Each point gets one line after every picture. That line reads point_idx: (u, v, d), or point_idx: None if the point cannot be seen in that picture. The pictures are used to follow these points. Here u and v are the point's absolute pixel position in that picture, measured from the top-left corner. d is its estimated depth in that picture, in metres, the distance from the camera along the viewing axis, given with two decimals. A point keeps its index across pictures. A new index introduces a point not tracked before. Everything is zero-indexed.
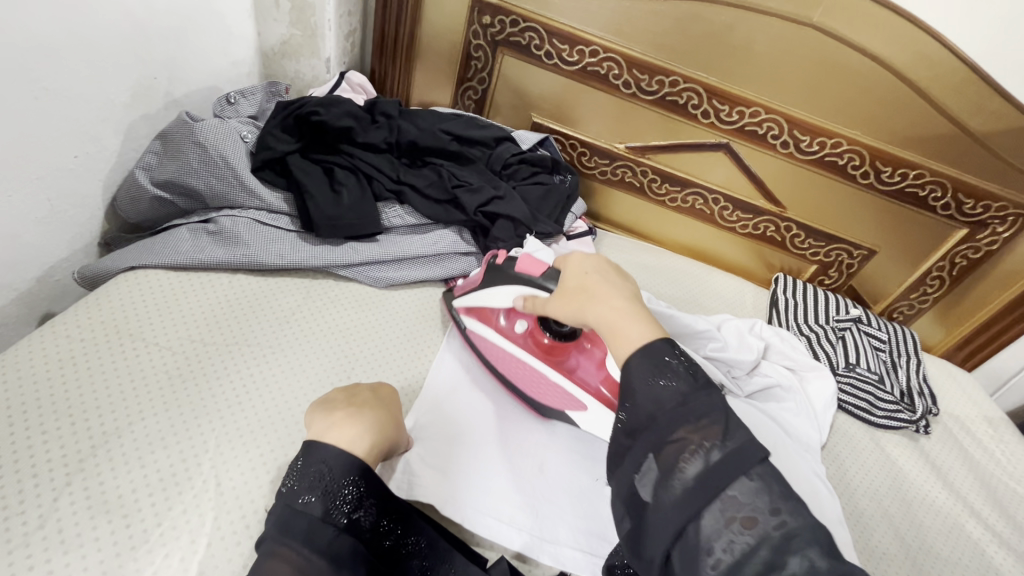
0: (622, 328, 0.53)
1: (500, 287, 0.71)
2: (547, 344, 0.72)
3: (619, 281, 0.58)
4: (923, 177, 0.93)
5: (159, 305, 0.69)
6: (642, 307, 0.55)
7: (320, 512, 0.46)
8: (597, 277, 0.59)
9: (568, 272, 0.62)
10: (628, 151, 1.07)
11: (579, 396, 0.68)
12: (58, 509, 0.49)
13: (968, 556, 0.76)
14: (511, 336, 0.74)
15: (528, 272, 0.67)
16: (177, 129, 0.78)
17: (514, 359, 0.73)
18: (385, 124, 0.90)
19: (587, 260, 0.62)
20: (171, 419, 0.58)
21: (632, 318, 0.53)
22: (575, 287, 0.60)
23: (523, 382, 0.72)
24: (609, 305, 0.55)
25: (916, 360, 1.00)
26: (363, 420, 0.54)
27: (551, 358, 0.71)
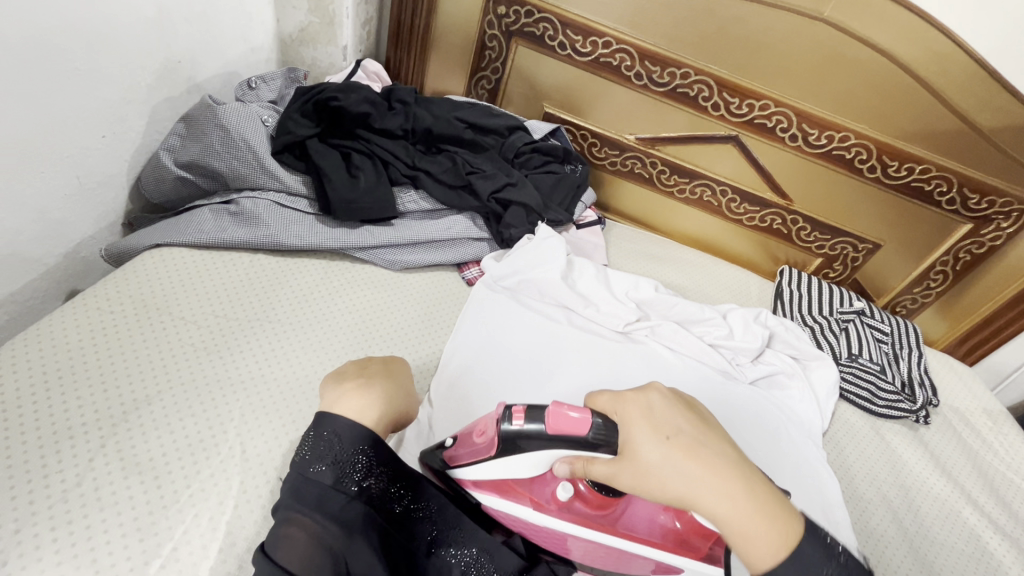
0: (757, 533, 0.42)
1: (530, 455, 0.55)
2: (595, 502, 0.58)
3: (707, 435, 0.48)
4: (929, 171, 0.94)
5: (183, 282, 0.71)
6: (753, 478, 0.45)
7: (332, 480, 0.49)
8: (690, 442, 0.46)
9: (638, 434, 0.48)
10: (638, 142, 1.08)
11: (657, 554, 0.58)
12: (93, 469, 0.51)
13: (964, 540, 0.78)
14: (548, 507, 0.59)
15: (573, 436, 0.51)
16: (200, 112, 0.80)
17: (559, 533, 0.59)
18: (401, 111, 0.92)
19: (655, 415, 0.49)
20: (197, 390, 0.60)
21: (760, 509, 0.43)
22: (664, 467, 0.45)
23: (579, 552, 0.60)
24: (725, 492, 0.44)
25: (918, 352, 1.02)
26: (371, 391, 0.54)
27: (607, 520, 0.58)
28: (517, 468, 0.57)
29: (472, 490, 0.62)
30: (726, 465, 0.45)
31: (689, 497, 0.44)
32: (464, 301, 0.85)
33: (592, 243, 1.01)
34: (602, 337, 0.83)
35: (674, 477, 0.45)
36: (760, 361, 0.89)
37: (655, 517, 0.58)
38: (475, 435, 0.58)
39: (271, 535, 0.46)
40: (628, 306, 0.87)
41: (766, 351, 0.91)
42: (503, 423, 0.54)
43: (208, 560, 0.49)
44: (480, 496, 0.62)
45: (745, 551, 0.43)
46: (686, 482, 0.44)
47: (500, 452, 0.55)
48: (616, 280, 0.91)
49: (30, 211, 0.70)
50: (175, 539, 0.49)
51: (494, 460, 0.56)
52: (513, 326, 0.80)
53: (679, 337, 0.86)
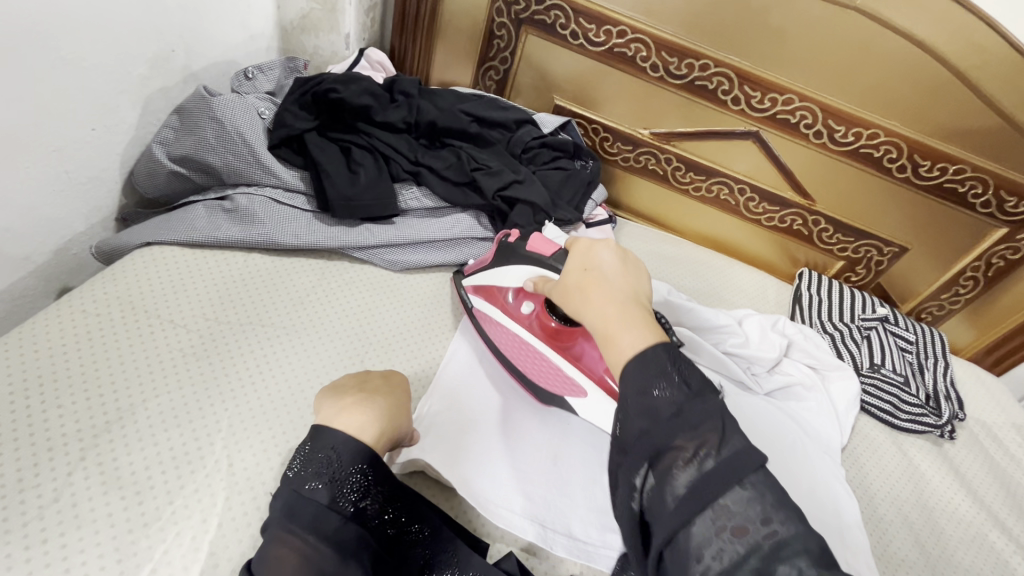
0: (616, 333, 0.48)
1: (513, 265, 0.70)
2: (551, 328, 0.69)
3: (619, 276, 0.53)
4: (964, 172, 0.89)
5: (175, 281, 0.68)
6: (634, 308, 0.50)
7: (326, 499, 0.46)
8: (593, 273, 0.54)
9: (570, 265, 0.57)
10: (652, 137, 1.04)
11: (582, 383, 0.65)
12: (72, 484, 0.49)
13: (990, 567, 0.73)
14: (514, 315, 0.72)
15: (538, 250, 0.67)
16: (195, 103, 0.77)
17: (515, 339, 0.71)
18: (404, 103, 0.88)
19: (590, 253, 0.56)
20: (183, 397, 0.58)
21: (627, 324, 0.48)
22: (572, 287, 0.55)
23: (521, 363, 0.70)
24: (603, 305, 0.50)
25: (944, 363, 0.97)
26: (372, 407, 0.53)
27: (553, 343, 0.69)
28: (503, 276, 0.71)
29: (469, 295, 0.77)
30: (618, 293, 0.51)
31: (579, 311, 0.53)
32: None
33: None
34: None
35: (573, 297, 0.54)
36: (776, 371, 0.85)
37: (592, 364, 0.66)
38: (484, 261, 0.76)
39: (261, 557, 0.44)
40: None
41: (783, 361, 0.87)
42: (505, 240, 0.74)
43: None
44: (472, 300, 0.76)
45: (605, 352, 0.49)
46: (577, 298, 0.53)
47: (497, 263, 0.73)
48: None
49: (16, 205, 0.67)
50: (155, 560, 0.47)
51: (491, 267, 0.74)
52: None
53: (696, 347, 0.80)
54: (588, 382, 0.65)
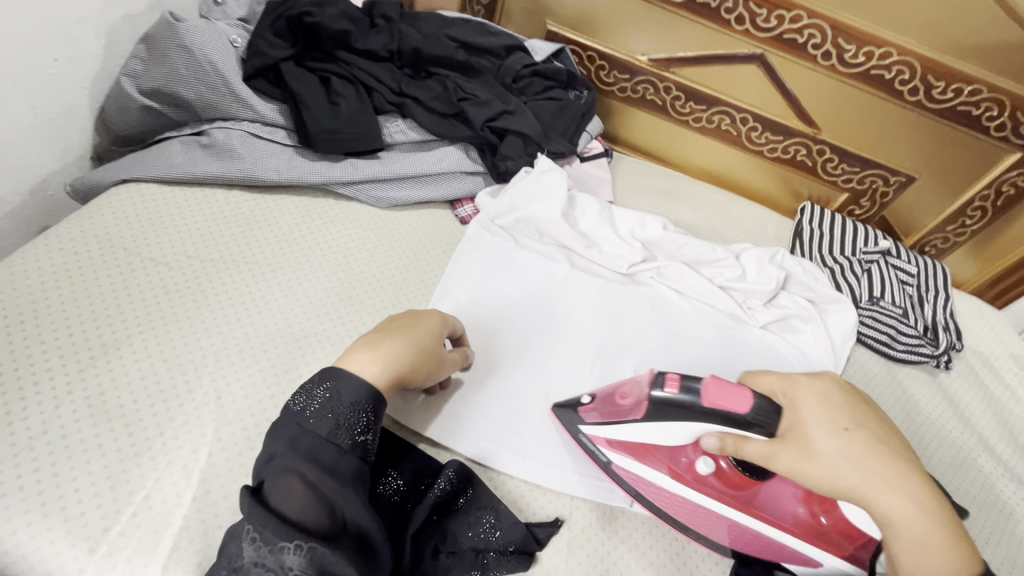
0: (927, 544, 0.45)
1: (676, 424, 0.53)
2: (736, 479, 0.56)
3: (895, 441, 0.51)
4: (980, 93, 0.85)
5: (155, 219, 0.67)
6: (933, 490, 0.48)
7: (327, 432, 0.44)
8: (872, 439, 0.50)
9: (811, 418, 0.50)
10: (650, 64, 0.98)
11: (795, 542, 0.53)
12: (59, 416, 0.49)
13: (977, 489, 0.75)
14: (687, 478, 0.56)
15: (726, 407, 0.50)
16: (161, 30, 0.72)
17: (692, 506, 0.56)
18: (385, 29, 0.83)
19: (827, 406, 0.52)
20: (169, 334, 0.57)
21: (941, 523, 0.46)
22: (840, 458, 0.48)
23: (700, 529, 0.56)
24: (907, 490, 0.47)
25: (945, 295, 0.95)
26: (384, 345, 0.49)
27: (741, 499, 0.55)
28: (657, 437, 0.55)
29: (601, 449, 0.58)
30: (910, 471, 0.48)
31: (866, 490, 0.47)
32: (457, 241, 0.79)
33: (597, 177, 0.93)
34: (605, 279, 0.80)
35: (842, 466, 0.48)
36: (774, 304, 0.84)
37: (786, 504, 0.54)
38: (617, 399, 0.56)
39: (264, 484, 0.43)
40: (634, 246, 0.82)
41: (780, 294, 0.85)
42: (659, 393, 0.52)
43: (181, 508, 0.47)
44: (610, 456, 0.58)
45: (915, 560, 0.45)
46: (859, 474, 0.47)
47: (647, 418, 0.54)
48: (621, 217, 0.85)
49: None
50: (147, 487, 0.48)
51: (642, 424, 0.54)
52: (513, 272, 0.77)
53: (687, 278, 0.81)
54: (805, 544, 0.53)
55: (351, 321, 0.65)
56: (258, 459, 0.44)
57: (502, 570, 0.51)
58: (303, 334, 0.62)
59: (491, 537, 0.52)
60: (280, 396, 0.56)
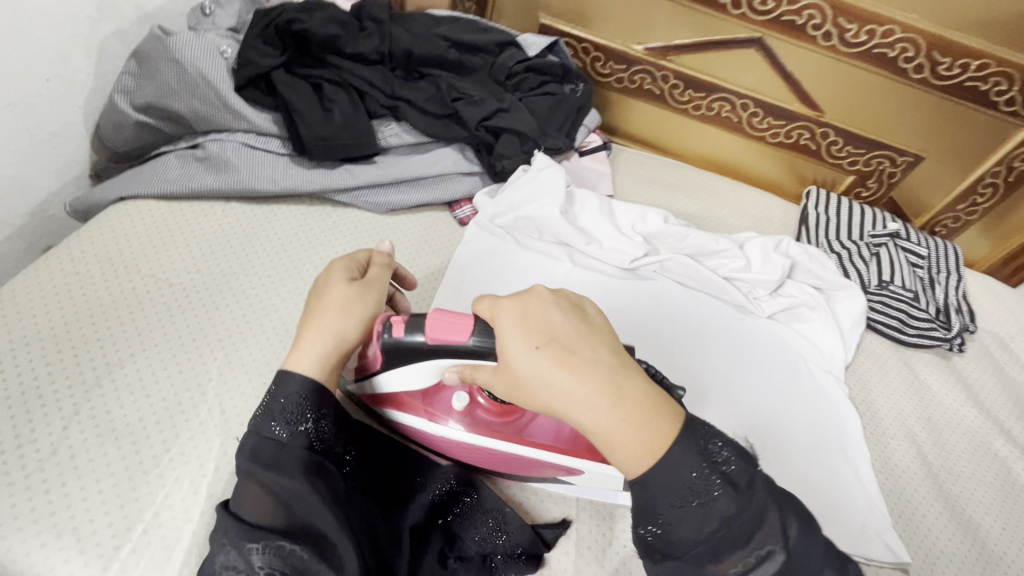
0: (624, 444, 0.41)
1: (413, 366, 0.49)
2: (498, 409, 0.54)
3: (585, 339, 0.44)
4: (988, 68, 0.83)
5: (154, 235, 0.67)
6: (618, 384, 0.42)
7: (265, 429, 0.45)
8: (564, 347, 0.43)
9: (513, 339, 0.43)
10: (647, 53, 0.96)
11: (563, 459, 0.52)
12: (68, 437, 0.50)
13: (992, 473, 0.73)
14: (445, 418, 0.54)
15: (448, 340, 0.46)
16: (151, 45, 0.72)
17: (460, 445, 0.54)
18: (375, 31, 0.82)
19: (529, 317, 0.44)
20: (172, 350, 0.58)
21: (635, 420, 0.41)
22: (533, 375, 0.43)
23: (477, 459, 0.56)
24: (590, 398, 0.41)
25: (958, 276, 0.93)
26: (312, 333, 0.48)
27: (509, 429, 0.53)
28: (404, 382, 0.51)
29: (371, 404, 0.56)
30: (600, 371, 0.42)
31: (559, 407, 0.43)
32: (456, 243, 0.79)
33: (596, 171, 0.92)
34: (606, 276, 0.79)
35: (543, 388, 0.42)
36: (779, 293, 0.82)
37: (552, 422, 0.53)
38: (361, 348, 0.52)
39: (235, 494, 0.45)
40: (634, 240, 0.81)
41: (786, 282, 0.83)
42: (385, 337, 0.48)
43: (191, 523, 0.48)
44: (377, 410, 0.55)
45: (617, 460, 0.42)
46: (555, 390, 0.42)
47: (387, 365, 0.50)
48: (621, 211, 0.84)
49: None
50: (157, 504, 0.48)
51: (391, 376, 0.51)
52: (513, 272, 0.76)
53: (690, 271, 0.80)
54: (573, 459, 0.52)
55: None
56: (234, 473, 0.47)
57: (511, 573, 0.51)
58: None
59: (497, 540, 0.52)
60: None
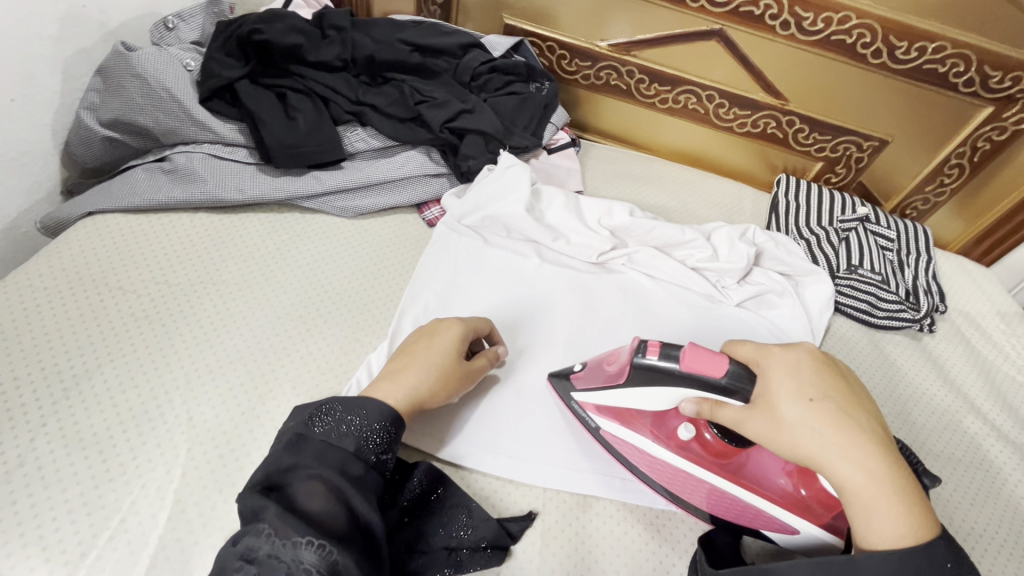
0: (884, 509, 0.45)
1: (658, 390, 0.55)
2: (719, 449, 0.57)
3: (851, 405, 0.49)
4: (944, 50, 0.84)
5: (123, 249, 0.68)
6: (887, 451, 0.47)
7: (352, 447, 0.47)
8: (835, 407, 0.49)
9: (778, 386, 0.50)
10: (611, 49, 0.97)
11: (777, 513, 0.54)
12: (35, 448, 0.51)
13: (963, 451, 0.74)
14: (667, 443, 0.58)
15: (706, 373, 0.51)
16: (114, 61, 0.73)
17: (672, 472, 0.58)
18: (337, 39, 0.83)
19: (798, 375, 0.51)
20: (139, 360, 0.59)
21: (901, 494, 0.46)
22: (797, 425, 0.48)
23: (674, 486, 0.58)
24: (863, 458, 0.46)
25: (927, 258, 0.95)
26: (413, 375, 0.54)
27: (724, 468, 0.56)
28: (642, 401, 0.57)
29: (591, 414, 0.61)
30: (870, 439, 0.47)
31: (823, 458, 0.47)
32: (426, 244, 0.80)
33: (565, 168, 0.94)
34: (575, 271, 0.80)
35: (813, 435, 0.48)
36: (749, 281, 0.83)
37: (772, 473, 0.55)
38: (610, 370, 0.58)
39: (289, 486, 0.44)
40: (602, 235, 0.82)
41: (755, 270, 0.84)
42: (638, 358, 0.54)
43: (157, 528, 0.49)
44: (598, 421, 0.61)
45: (863, 525, 0.46)
46: (819, 441, 0.47)
47: (630, 383, 0.56)
48: (588, 207, 0.85)
49: None
50: (123, 510, 0.49)
51: (626, 390, 0.56)
52: (480, 270, 0.77)
53: (658, 263, 0.81)
54: (778, 510, 0.53)
55: (317, 330, 0.66)
56: (278, 468, 0.45)
57: (476, 565, 0.52)
58: (270, 348, 0.63)
59: (462, 534, 0.53)
60: (250, 412, 0.57)
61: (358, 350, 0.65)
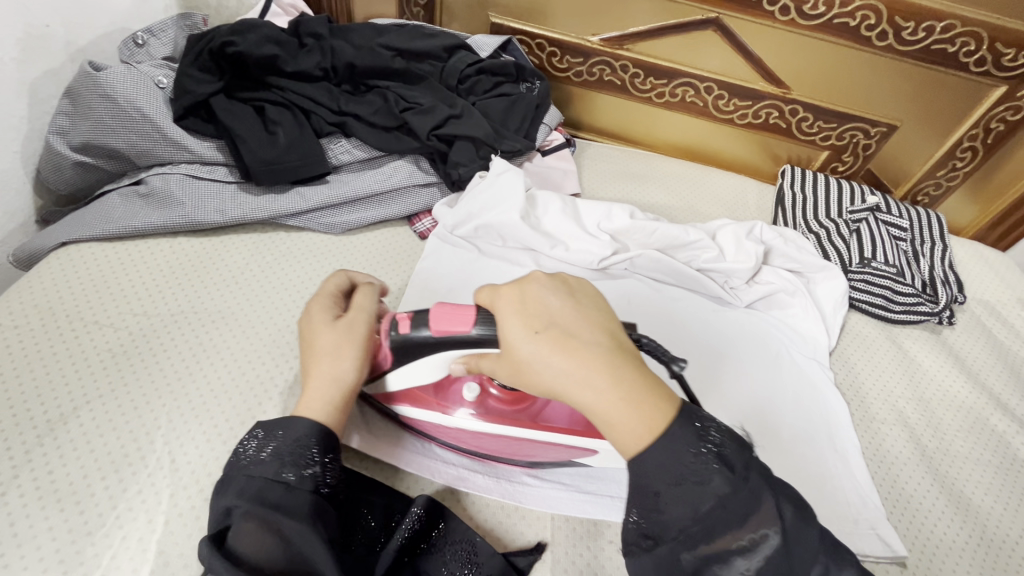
0: (625, 420, 0.40)
1: (424, 360, 0.51)
2: (508, 398, 0.56)
3: (580, 322, 0.44)
4: (953, 28, 0.79)
5: (99, 280, 0.65)
6: (612, 359, 0.42)
7: (272, 473, 0.42)
8: (560, 332, 0.43)
9: (510, 328, 0.44)
10: (603, 44, 0.93)
11: (579, 442, 0.54)
12: (7, 503, 0.48)
13: (990, 450, 0.70)
14: (458, 410, 0.56)
15: (454, 332, 0.47)
16: (81, 82, 0.70)
17: (475, 435, 0.56)
18: (316, 47, 0.80)
19: (527, 305, 0.45)
20: (118, 401, 0.56)
21: (629, 396, 0.40)
22: (534, 359, 0.42)
23: (493, 450, 0.58)
24: (591, 380, 0.41)
25: (942, 246, 0.91)
26: (322, 372, 0.48)
27: (524, 415, 0.56)
28: (420, 376, 0.53)
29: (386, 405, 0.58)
30: (599, 353, 0.42)
31: (559, 390, 0.42)
32: (417, 258, 0.76)
33: (561, 170, 0.90)
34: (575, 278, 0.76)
35: (545, 370, 0.42)
36: (757, 281, 0.79)
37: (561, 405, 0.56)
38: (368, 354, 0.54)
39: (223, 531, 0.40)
40: (602, 240, 0.78)
41: (763, 268, 0.80)
42: (393, 334, 0.50)
43: None
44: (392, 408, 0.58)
45: (613, 439, 0.41)
46: (551, 372, 0.42)
47: (398, 364, 0.52)
48: (586, 210, 0.81)
49: None
50: (104, 566, 0.46)
51: (396, 372, 0.53)
52: (476, 284, 0.73)
53: (663, 266, 0.77)
54: (586, 440, 0.54)
55: None
56: (214, 514, 0.42)
57: None
58: (257, 379, 0.60)
59: (466, 572, 0.50)
60: (237, 450, 0.54)
61: None
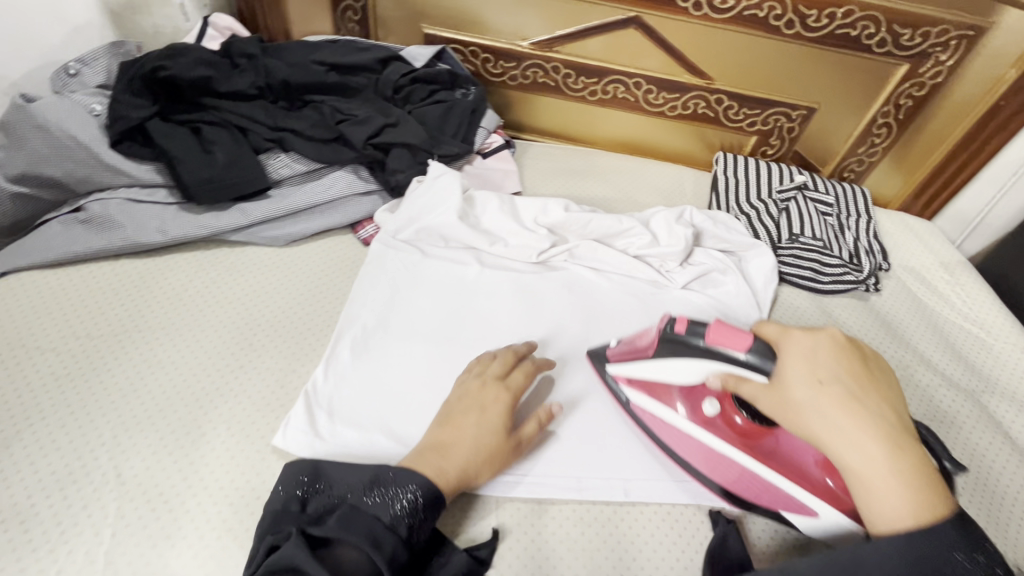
0: (886, 493, 0.44)
1: (685, 362, 0.55)
2: (745, 428, 0.57)
3: (869, 391, 0.48)
4: (853, 13, 0.85)
5: (40, 306, 0.66)
6: (903, 441, 0.46)
7: (392, 524, 0.47)
8: (844, 392, 0.47)
9: (793, 371, 0.49)
10: (533, 47, 0.97)
11: (801, 496, 0.54)
12: None
13: (918, 406, 0.75)
14: (691, 418, 0.59)
15: (727, 347, 0.52)
16: (13, 114, 0.71)
17: (697, 445, 0.58)
18: (249, 67, 0.82)
19: (816, 358, 0.49)
20: (61, 420, 0.57)
21: (909, 479, 0.44)
22: (809, 405, 0.47)
23: (700, 463, 0.59)
24: (870, 445, 0.45)
25: (866, 218, 0.96)
26: (458, 452, 0.54)
27: (750, 446, 0.56)
28: (671, 374, 0.57)
29: (621, 387, 0.63)
30: (883, 427, 0.46)
31: (827, 439, 0.46)
32: (360, 263, 0.78)
33: (501, 170, 0.93)
34: (517, 273, 0.79)
35: (819, 421, 0.46)
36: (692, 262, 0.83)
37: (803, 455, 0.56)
38: (637, 344, 0.60)
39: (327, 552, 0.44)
40: (539, 234, 0.81)
41: (696, 250, 0.84)
42: (668, 330, 0.56)
43: None
44: (628, 393, 0.62)
45: (866, 503, 0.45)
46: (830, 422, 0.46)
47: (659, 354, 0.58)
48: (523, 206, 0.84)
49: None
50: None
51: (654, 362, 0.58)
52: (419, 283, 0.75)
53: (601, 255, 0.81)
54: (806, 492, 0.53)
55: (251, 366, 0.64)
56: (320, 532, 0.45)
57: None
58: (203, 391, 0.61)
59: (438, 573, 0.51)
60: (183, 460, 0.55)
61: (293, 383, 0.63)
